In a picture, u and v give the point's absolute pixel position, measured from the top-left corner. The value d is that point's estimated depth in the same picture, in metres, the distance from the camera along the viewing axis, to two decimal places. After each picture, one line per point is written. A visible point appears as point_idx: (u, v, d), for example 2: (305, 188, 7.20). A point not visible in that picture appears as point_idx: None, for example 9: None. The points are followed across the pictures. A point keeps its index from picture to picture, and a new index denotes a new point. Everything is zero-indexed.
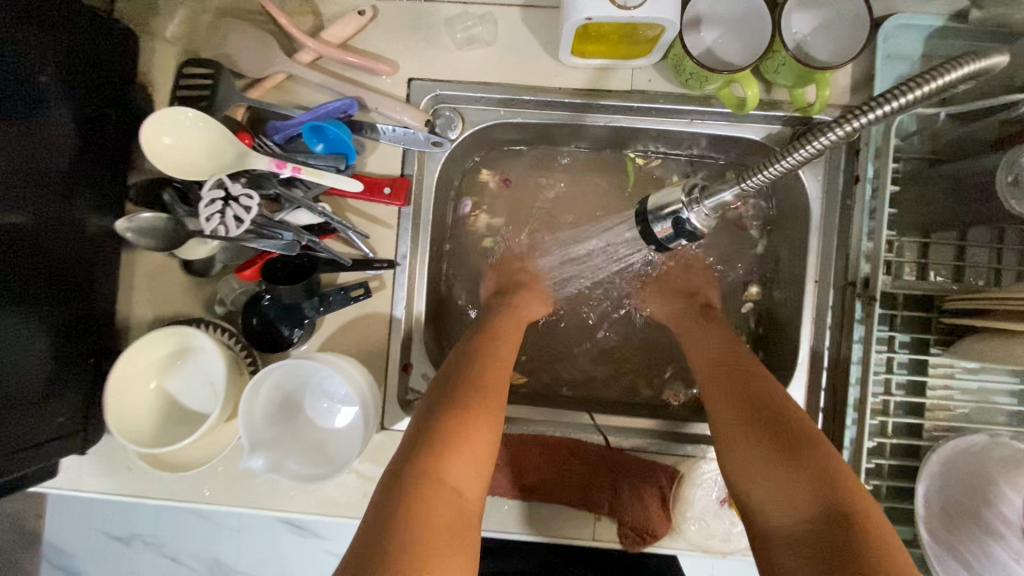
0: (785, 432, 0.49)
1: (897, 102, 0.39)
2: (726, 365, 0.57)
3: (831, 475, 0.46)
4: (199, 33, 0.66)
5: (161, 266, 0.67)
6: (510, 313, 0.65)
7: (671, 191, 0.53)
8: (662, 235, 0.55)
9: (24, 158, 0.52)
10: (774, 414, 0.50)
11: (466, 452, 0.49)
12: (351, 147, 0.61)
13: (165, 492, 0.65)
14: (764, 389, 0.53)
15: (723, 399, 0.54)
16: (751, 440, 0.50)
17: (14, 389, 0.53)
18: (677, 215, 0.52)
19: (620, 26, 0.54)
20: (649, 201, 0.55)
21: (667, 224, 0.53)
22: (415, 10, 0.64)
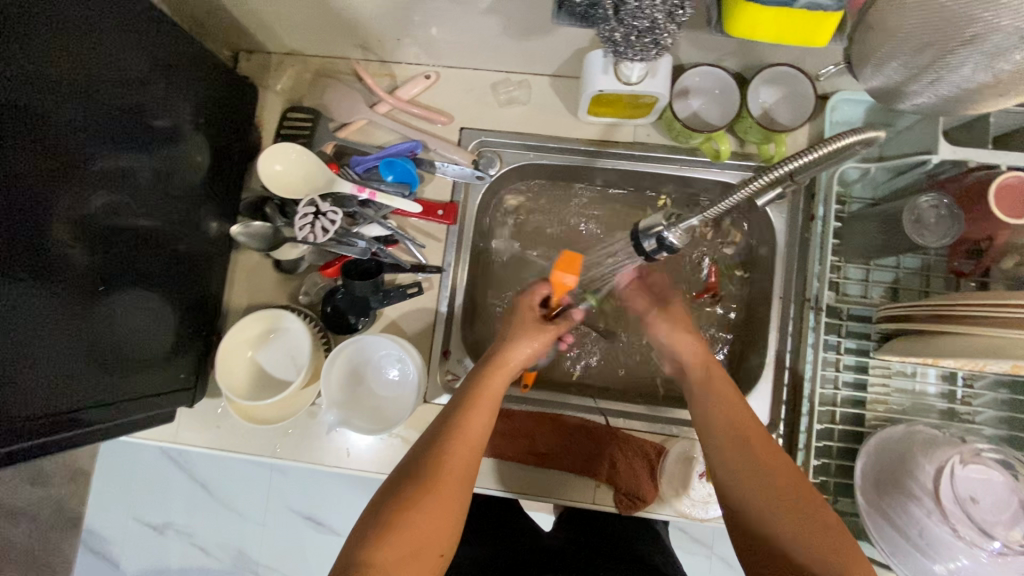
0: (813, 509, 0.55)
1: (804, 156, 0.57)
2: (753, 446, 0.61)
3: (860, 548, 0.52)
4: (301, 87, 0.86)
5: (257, 265, 0.85)
6: (494, 368, 0.70)
7: (656, 217, 0.70)
8: (649, 249, 0.70)
9: (173, 176, 0.71)
10: (798, 492, 0.56)
11: (411, 532, 0.55)
12: (414, 177, 0.79)
13: (246, 447, 0.80)
14: (775, 463, 0.59)
15: (757, 478, 0.58)
16: (777, 514, 0.55)
17: (149, 349, 0.70)
18: (660, 235, 0.68)
19: (624, 95, 0.72)
20: (641, 223, 0.71)
21: (653, 240, 0.69)
22: (468, 76, 0.84)
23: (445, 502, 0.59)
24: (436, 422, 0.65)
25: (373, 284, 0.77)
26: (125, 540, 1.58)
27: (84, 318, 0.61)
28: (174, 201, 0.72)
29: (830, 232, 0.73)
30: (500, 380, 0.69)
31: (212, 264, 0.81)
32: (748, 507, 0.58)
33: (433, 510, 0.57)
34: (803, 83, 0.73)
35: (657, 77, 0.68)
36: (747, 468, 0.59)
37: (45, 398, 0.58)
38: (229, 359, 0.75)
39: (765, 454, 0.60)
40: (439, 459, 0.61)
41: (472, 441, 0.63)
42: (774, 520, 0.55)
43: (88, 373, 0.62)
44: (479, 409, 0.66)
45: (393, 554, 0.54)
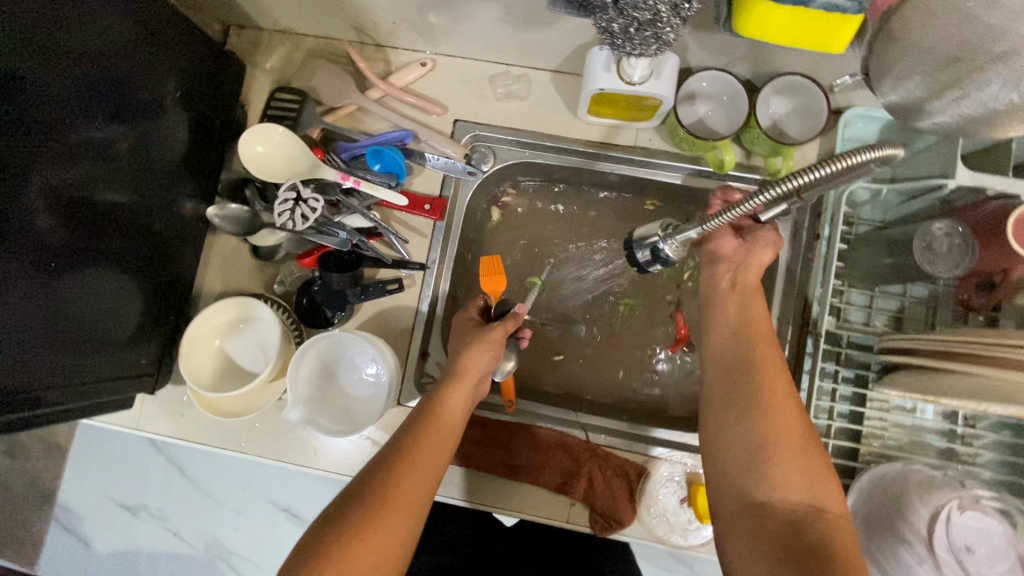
0: (788, 429, 0.54)
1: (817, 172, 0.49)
2: (743, 368, 0.59)
3: (819, 470, 0.53)
4: (291, 67, 0.82)
5: (234, 249, 0.81)
6: (452, 385, 0.69)
7: (652, 227, 0.66)
8: (642, 260, 0.67)
9: (151, 152, 0.68)
10: (780, 411, 0.55)
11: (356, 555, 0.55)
12: (402, 169, 0.76)
13: (209, 438, 0.77)
14: (766, 381, 0.57)
15: (766, 406, 0.55)
16: (746, 428, 0.55)
17: (113, 329, 0.67)
18: (654, 246, 0.65)
19: (626, 96, 0.68)
20: (635, 232, 0.68)
21: (647, 252, 0.66)
22: (466, 65, 0.80)
23: (394, 531, 0.57)
24: (387, 444, 0.64)
25: (352, 279, 0.74)
26: (94, 521, 1.55)
27: (50, 289, 0.58)
28: (151, 178, 0.69)
29: (835, 253, 0.70)
30: (459, 399, 0.69)
31: (186, 246, 0.77)
32: (718, 422, 0.58)
33: (381, 539, 0.56)
34: (817, 95, 0.69)
35: (662, 79, 0.64)
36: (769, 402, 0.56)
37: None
38: (196, 347, 0.72)
39: (790, 396, 0.56)
40: (390, 486, 0.60)
41: (426, 464, 0.63)
42: (774, 449, 0.53)
43: (47, 352, 0.59)
44: (435, 429, 0.66)
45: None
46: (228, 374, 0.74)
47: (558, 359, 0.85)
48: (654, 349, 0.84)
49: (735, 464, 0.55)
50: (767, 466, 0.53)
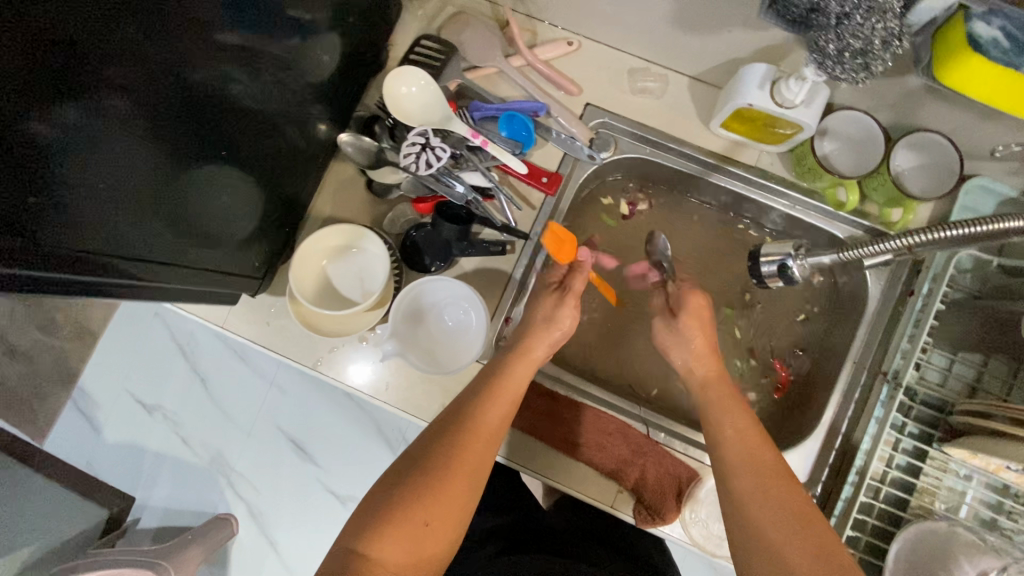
0: (762, 471, 0.62)
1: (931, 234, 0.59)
2: (728, 416, 0.68)
3: (802, 510, 0.59)
4: (440, 16, 0.84)
5: (349, 180, 0.83)
6: (521, 354, 0.72)
7: (783, 246, 0.72)
8: (766, 274, 0.73)
9: (293, 66, 0.68)
10: (756, 455, 0.64)
11: (417, 511, 0.60)
12: (530, 139, 0.78)
13: (290, 351, 0.80)
14: (737, 425, 0.67)
15: (741, 457, 0.64)
16: (743, 469, 0.63)
17: (227, 230, 0.69)
18: (784, 262, 0.71)
19: (770, 117, 0.70)
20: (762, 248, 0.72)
21: (774, 267, 0.72)
22: (610, 53, 0.81)
23: (452, 503, 0.61)
24: (452, 406, 0.68)
25: (461, 233, 0.77)
26: (112, 411, 1.59)
27: (178, 185, 0.58)
28: (291, 94, 0.70)
29: (932, 311, 0.72)
30: (524, 373, 0.70)
31: (309, 167, 0.79)
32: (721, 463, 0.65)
33: (441, 508, 0.61)
34: (950, 155, 0.70)
35: (811, 108, 0.65)
36: (751, 475, 0.62)
37: (116, 246, 0.53)
38: (304, 262, 0.75)
39: (767, 452, 0.64)
40: (453, 458, 0.63)
41: (486, 438, 0.65)
42: (757, 514, 0.59)
43: (174, 243, 0.61)
44: (500, 397, 0.68)
45: (395, 528, 0.58)
46: (327, 292, 0.77)
47: (627, 353, 0.88)
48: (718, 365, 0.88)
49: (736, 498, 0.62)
50: (759, 507, 0.60)
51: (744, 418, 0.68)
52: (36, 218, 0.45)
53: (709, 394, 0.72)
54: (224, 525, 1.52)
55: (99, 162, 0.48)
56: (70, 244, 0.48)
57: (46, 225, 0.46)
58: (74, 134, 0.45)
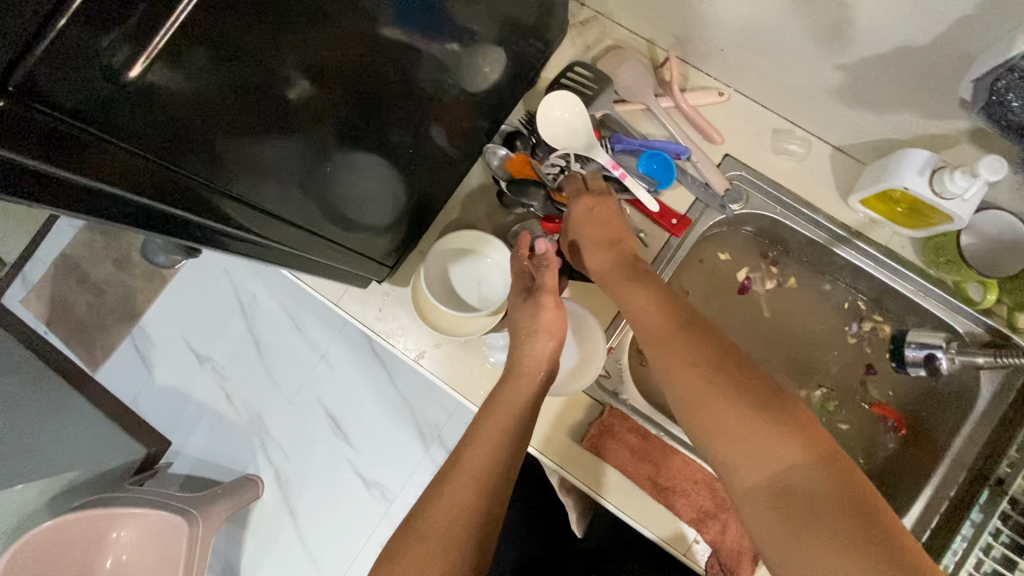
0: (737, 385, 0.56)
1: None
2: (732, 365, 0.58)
3: (819, 442, 0.52)
4: (597, 47, 0.86)
5: (482, 188, 0.86)
6: (517, 376, 0.72)
7: (934, 336, 0.78)
8: (909, 359, 0.80)
9: (467, 73, 0.71)
10: (725, 365, 0.58)
11: (431, 522, 0.60)
12: (668, 179, 0.80)
13: (396, 341, 0.81)
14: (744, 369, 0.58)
15: (715, 383, 0.57)
16: (716, 388, 0.56)
17: (365, 218, 0.70)
18: (932, 352, 0.78)
19: (920, 203, 0.70)
20: (912, 334, 0.80)
21: (920, 355, 0.79)
22: (758, 110, 0.82)
23: (458, 523, 0.60)
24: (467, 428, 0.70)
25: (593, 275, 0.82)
26: (170, 353, 1.63)
27: (336, 177, 0.60)
28: (457, 101, 0.73)
29: None
30: (514, 391, 0.71)
31: (451, 170, 0.82)
32: (701, 394, 0.57)
33: (440, 535, 0.59)
34: None
35: (969, 203, 0.66)
36: (669, 359, 0.61)
37: (269, 224, 0.55)
38: (433, 262, 0.78)
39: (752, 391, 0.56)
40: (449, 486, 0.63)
41: (479, 465, 0.65)
42: (751, 444, 0.53)
43: (319, 228, 0.63)
44: (500, 407, 0.69)
45: (415, 544, 0.59)
46: (447, 291, 0.79)
47: None
48: None
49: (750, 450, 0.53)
50: (768, 442, 0.53)
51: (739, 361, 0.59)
52: (222, 195, 0.46)
53: (649, 331, 0.64)
54: (251, 486, 1.53)
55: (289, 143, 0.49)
56: (241, 212, 0.50)
57: (232, 196, 0.47)
58: (277, 132, 0.46)
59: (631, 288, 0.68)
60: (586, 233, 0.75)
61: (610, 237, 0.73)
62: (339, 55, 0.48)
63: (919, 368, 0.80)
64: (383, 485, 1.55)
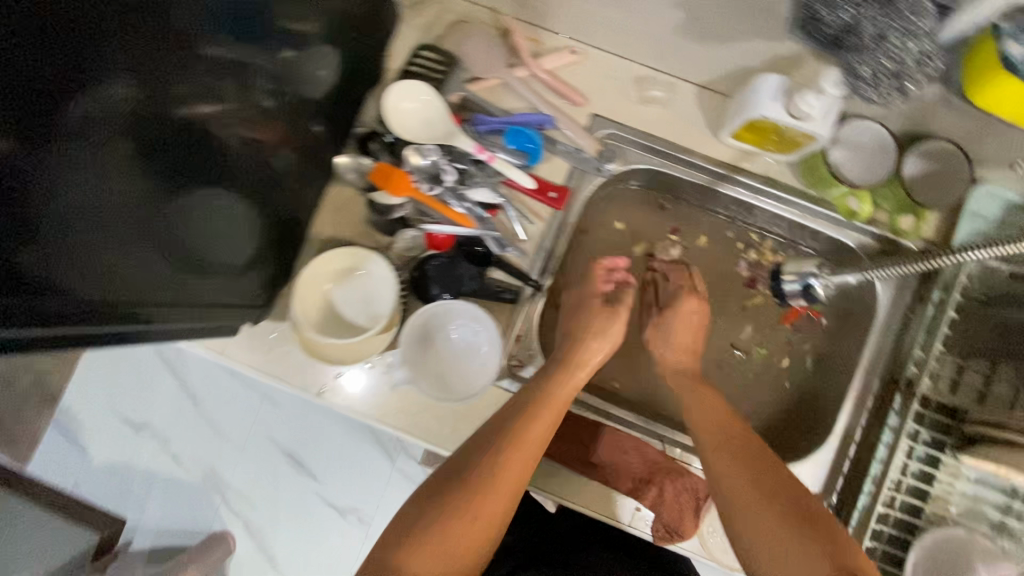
0: (774, 504, 0.61)
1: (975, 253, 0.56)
2: (777, 475, 0.64)
3: (844, 544, 0.57)
4: (440, 25, 0.80)
5: (348, 198, 0.79)
6: (567, 376, 0.73)
7: (803, 266, 0.78)
8: (788, 293, 0.80)
9: (285, 80, 0.64)
10: (797, 491, 0.62)
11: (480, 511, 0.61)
12: (537, 152, 0.76)
13: (290, 379, 0.75)
14: (793, 483, 0.63)
15: (757, 497, 0.63)
16: (758, 507, 0.62)
17: (220, 258, 0.64)
18: (807, 283, 0.77)
19: (780, 127, 0.69)
20: (784, 270, 0.80)
21: (797, 287, 0.78)
22: (615, 62, 0.79)
23: (503, 495, 0.62)
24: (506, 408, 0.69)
25: (480, 271, 0.76)
26: (90, 432, 1.49)
27: (161, 214, 0.55)
28: (291, 115, 0.67)
29: (945, 319, 0.73)
30: (567, 391, 0.71)
31: (306, 186, 0.75)
32: (743, 504, 0.63)
33: (484, 502, 0.61)
34: (960, 165, 0.71)
35: (827, 119, 0.64)
36: (725, 470, 0.67)
37: (85, 278, 0.50)
38: (303, 293, 0.71)
39: (785, 499, 0.61)
40: (503, 458, 0.63)
41: (528, 450, 0.65)
42: (780, 549, 0.58)
43: (162, 274, 0.57)
44: (555, 405, 0.69)
45: (452, 529, 0.59)
46: (329, 319, 0.73)
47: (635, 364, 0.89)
48: (726, 377, 0.87)
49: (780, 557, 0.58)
50: (794, 548, 0.58)
51: (788, 474, 0.65)
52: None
53: (728, 444, 0.69)
54: (219, 543, 1.45)
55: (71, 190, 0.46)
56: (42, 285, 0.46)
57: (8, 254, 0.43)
58: (28, 162, 0.42)
59: (710, 410, 0.74)
60: (676, 333, 0.83)
61: (693, 347, 0.83)
62: (90, 73, 0.44)
63: (799, 299, 0.80)
64: (358, 508, 1.47)
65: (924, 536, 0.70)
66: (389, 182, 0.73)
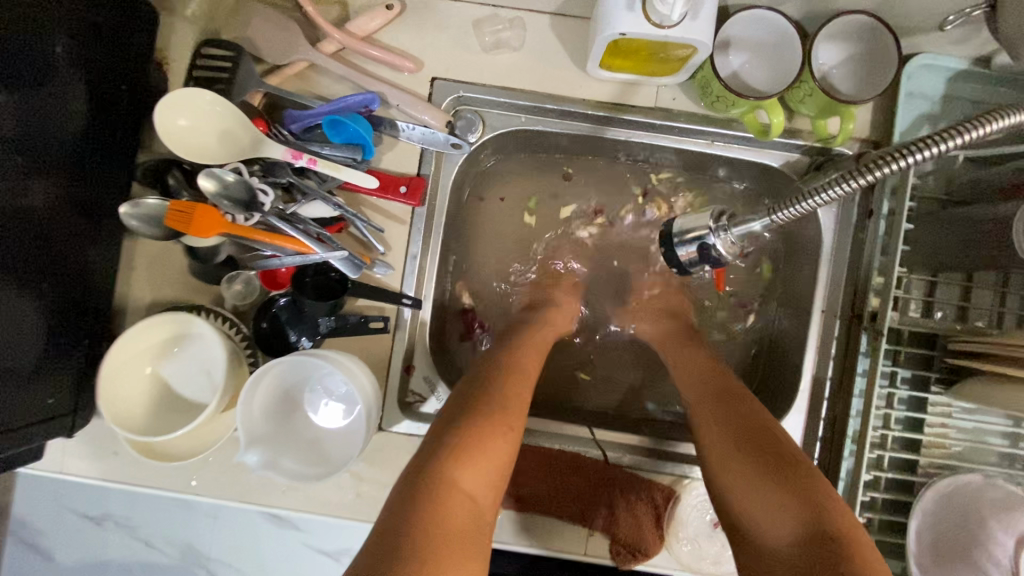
0: (753, 439, 0.50)
1: (931, 149, 0.40)
2: (744, 407, 0.53)
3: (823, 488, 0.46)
4: (220, 12, 0.64)
5: (163, 248, 0.65)
6: (536, 329, 0.65)
7: (698, 217, 0.55)
8: (685, 259, 0.56)
9: (28, 131, 0.50)
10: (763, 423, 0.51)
11: (486, 458, 0.49)
12: (370, 142, 0.60)
13: (151, 480, 0.63)
14: (757, 416, 0.52)
15: (736, 433, 0.51)
16: (735, 442, 0.51)
17: (8, 363, 0.51)
18: (702, 240, 0.54)
19: (651, 43, 0.54)
20: (675, 223, 0.56)
21: (692, 248, 0.55)
22: (445, 8, 0.63)
23: (496, 459, 0.50)
24: (473, 375, 0.57)
25: (329, 308, 0.60)
26: None
27: None
28: (55, 174, 0.53)
29: (897, 233, 0.59)
30: (532, 362, 0.61)
31: (97, 250, 0.60)
32: (717, 447, 0.52)
33: (482, 463, 0.49)
34: (885, 39, 0.56)
35: (699, 20, 0.50)
36: (700, 414, 0.55)
37: None
38: (120, 379, 0.57)
39: (756, 433, 0.51)
40: (497, 419, 0.52)
41: (517, 410, 0.54)
42: (756, 492, 0.47)
43: None
44: (522, 374, 0.58)
45: (465, 479, 0.48)
46: (167, 405, 0.59)
47: (565, 359, 0.75)
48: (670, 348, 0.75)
49: (744, 501, 0.48)
50: (762, 490, 0.47)
51: (752, 404, 0.54)
52: None
53: (709, 388, 0.57)
54: None
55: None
56: None
57: None
58: None
59: (691, 355, 0.63)
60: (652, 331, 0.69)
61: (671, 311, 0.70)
62: None
63: (699, 265, 0.57)
64: None
65: (935, 479, 0.55)
66: (187, 222, 0.56)
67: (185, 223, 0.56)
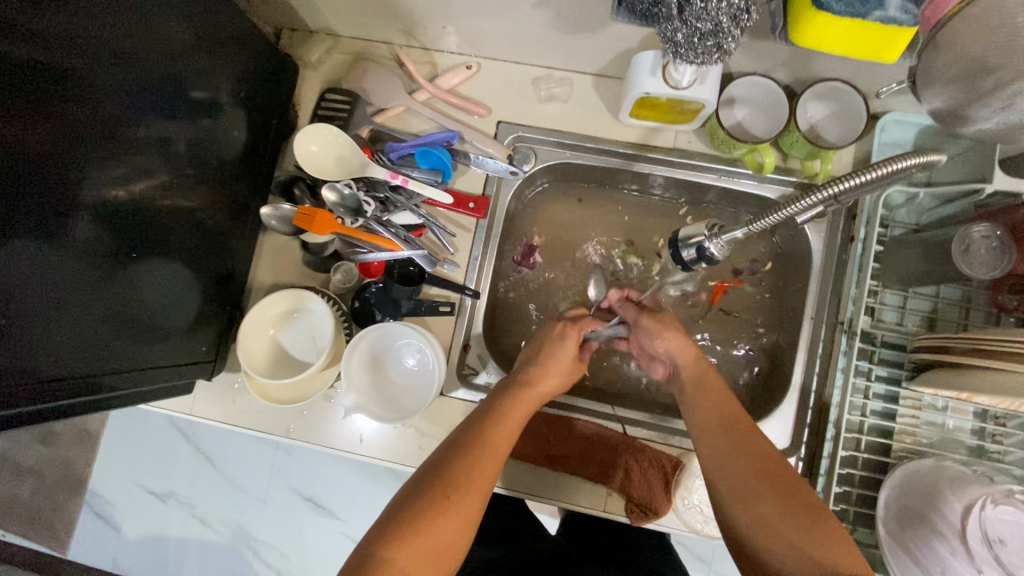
0: (783, 490, 0.56)
1: (860, 178, 0.56)
2: (773, 469, 0.58)
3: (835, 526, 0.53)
4: (342, 68, 0.85)
5: (285, 244, 0.84)
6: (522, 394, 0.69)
7: (697, 228, 0.73)
8: (688, 258, 0.75)
9: (211, 150, 0.70)
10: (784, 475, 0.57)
11: (429, 540, 0.53)
12: (448, 167, 0.79)
13: (258, 424, 0.80)
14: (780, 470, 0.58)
15: (763, 483, 0.57)
16: (764, 492, 0.57)
17: (176, 315, 0.69)
18: (700, 244, 0.72)
19: (668, 100, 0.70)
20: (681, 233, 0.75)
21: (692, 250, 0.73)
22: (510, 68, 0.82)
23: (444, 533, 0.54)
24: (447, 443, 0.62)
25: (411, 293, 0.78)
26: None
27: (127, 282, 0.61)
28: (221, 182, 0.73)
29: (870, 254, 0.72)
30: (506, 429, 0.64)
31: (239, 241, 0.79)
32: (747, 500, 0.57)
33: (429, 547, 0.52)
34: (856, 100, 0.71)
35: (706, 83, 0.66)
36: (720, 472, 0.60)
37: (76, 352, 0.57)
38: (252, 337, 0.75)
39: (772, 486, 0.57)
40: (446, 492, 0.56)
41: (479, 485, 0.58)
42: (779, 530, 0.54)
43: (130, 338, 0.63)
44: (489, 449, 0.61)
45: (400, 557, 0.51)
46: (280, 360, 0.77)
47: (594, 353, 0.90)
48: None
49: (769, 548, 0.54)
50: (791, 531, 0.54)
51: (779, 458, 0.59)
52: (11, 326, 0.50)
53: (729, 443, 0.62)
54: None
55: (35, 283, 0.51)
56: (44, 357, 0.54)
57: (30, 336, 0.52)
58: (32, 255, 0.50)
59: (713, 403, 0.66)
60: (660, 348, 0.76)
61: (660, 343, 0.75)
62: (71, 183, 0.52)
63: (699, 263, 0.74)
64: None
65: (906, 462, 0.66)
66: (312, 222, 0.74)
67: (310, 223, 0.74)
